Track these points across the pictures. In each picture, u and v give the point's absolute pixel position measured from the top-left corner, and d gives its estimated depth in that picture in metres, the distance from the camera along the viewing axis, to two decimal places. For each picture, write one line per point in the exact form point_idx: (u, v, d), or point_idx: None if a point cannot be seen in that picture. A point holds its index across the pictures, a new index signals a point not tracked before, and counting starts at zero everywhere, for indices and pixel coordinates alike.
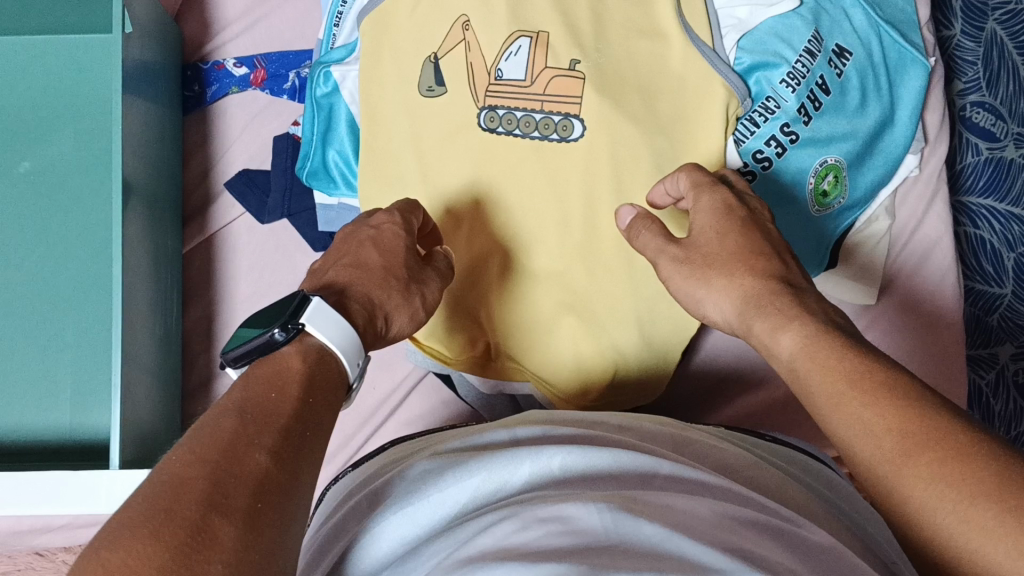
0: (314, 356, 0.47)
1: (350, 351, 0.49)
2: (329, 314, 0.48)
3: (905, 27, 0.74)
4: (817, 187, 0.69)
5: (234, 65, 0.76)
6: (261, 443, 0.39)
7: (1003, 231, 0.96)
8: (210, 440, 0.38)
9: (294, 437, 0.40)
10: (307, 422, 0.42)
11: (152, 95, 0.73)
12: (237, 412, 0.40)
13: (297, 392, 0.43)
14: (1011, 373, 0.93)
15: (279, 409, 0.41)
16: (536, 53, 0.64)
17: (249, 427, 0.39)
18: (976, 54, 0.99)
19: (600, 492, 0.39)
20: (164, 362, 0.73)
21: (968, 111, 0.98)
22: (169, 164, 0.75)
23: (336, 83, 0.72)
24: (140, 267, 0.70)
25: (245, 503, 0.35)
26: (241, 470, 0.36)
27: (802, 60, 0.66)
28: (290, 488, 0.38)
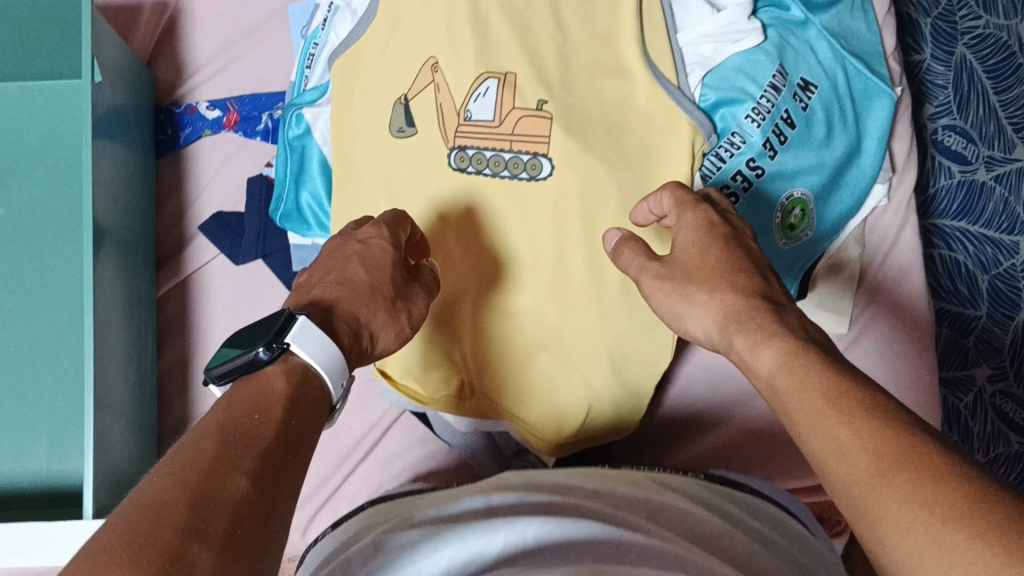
0: (297, 378, 0.46)
1: (335, 372, 0.49)
2: (314, 333, 0.48)
3: (870, 59, 0.75)
4: (783, 220, 0.69)
5: (206, 108, 0.77)
6: (241, 467, 0.38)
7: (977, 253, 0.97)
8: (189, 464, 0.37)
9: (272, 464, 0.40)
10: (288, 448, 0.42)
11: (123, 140, 0.73)
12: (218, 435, 0.39)
13: (279, 415, 0.43)
14: (988, 394, 0.94)
15: (257, 435, 0.41)
16: (504, 92, 0.65)
17: (229, 455, 0.39)
18: (946, 78, 0.99)
19: (566, 565, 0.39)
20: (139, 406, 0.73)
21: (939, 135, 0.99)
22: (142, 208, 0.76)
23: (308, 125, 0.72)
24: (113, 312, 0.71)
25: (223, 530, 0.34)
26: (221, 496, 0.36)
27: (767, 95, 0.67)
28: (268, 516, 0.37)
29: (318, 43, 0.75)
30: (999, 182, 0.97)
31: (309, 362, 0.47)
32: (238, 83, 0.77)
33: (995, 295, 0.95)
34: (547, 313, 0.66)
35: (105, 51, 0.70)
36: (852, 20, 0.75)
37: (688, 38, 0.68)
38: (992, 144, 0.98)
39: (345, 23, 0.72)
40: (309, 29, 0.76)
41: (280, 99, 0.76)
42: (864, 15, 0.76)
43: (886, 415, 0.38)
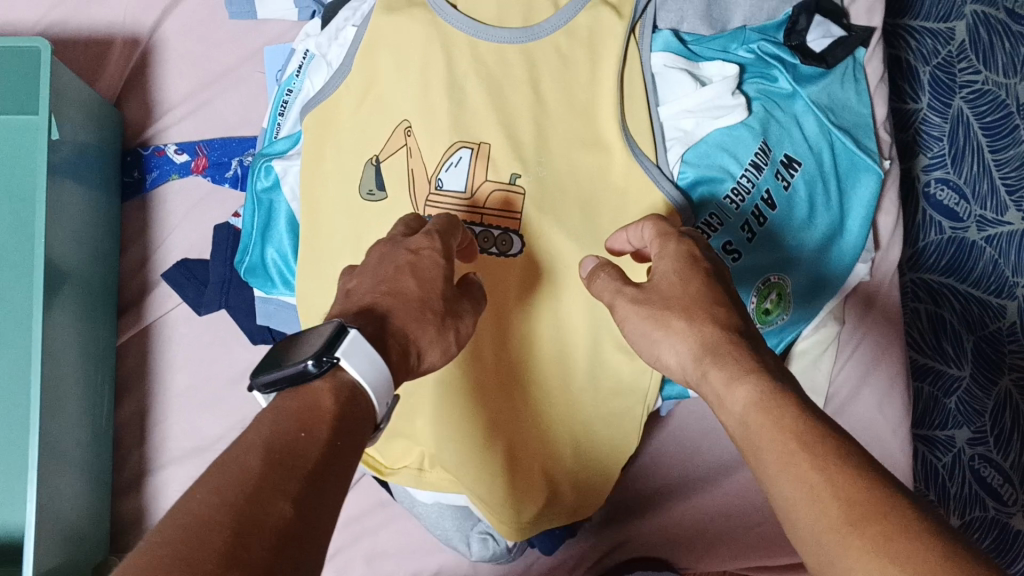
0: (346, 395, 0.44)
1: (382, 391, 0.46)
2: (366, 348, 0.45)
3: (859, 132, 0.73)
4: (759, 305, 0.67)
5: (174, 152, 0.75)
6: (285, 491, 0.37)
7: (963, 311, 0.91)
8: (235, 482, 0.36)
9: (321, 484, 0.38)
10: (334, 469, 0.40)
11: (85, 184, 0.72)
12: (263, 453, 0.38)
13: (328, 432, 0.41)
14: (966, 456, 0.89)
15: (306, 453, 0.39)
16: (478, 163, 0.63)
17: (276, 473, 0.37)
18: (942, 130, 0.94)
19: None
20: (94, 460, 0.72)
21: (931, 188, 0.94)
22: (105, 253, 0.74)
23: (277, 177, 0.70)
24: (66, 359, 0.69)
25: (264, 560, 0.33)
26: (263, 522, 0.35)
27: (747, 175, 0.66)
28: (313, 541, 0.36)
29: (291, 91, 0.72)
30: (989, 242, 0.92)
31: (356, 379, 0.44)
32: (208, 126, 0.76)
33: (980, 357, 0.90)
34: (513, 395, 0.64)
35: (65, 90, 0.68)
36: (841, 91, 0.73)
37: (671, 111, 0.65)
38: (985, 202, 0.94)
39: (320, 75, 0.69)
40: (284, 73, 0.73)
41: (252, 146, 0.74)
42: (855, 85, 0.74)
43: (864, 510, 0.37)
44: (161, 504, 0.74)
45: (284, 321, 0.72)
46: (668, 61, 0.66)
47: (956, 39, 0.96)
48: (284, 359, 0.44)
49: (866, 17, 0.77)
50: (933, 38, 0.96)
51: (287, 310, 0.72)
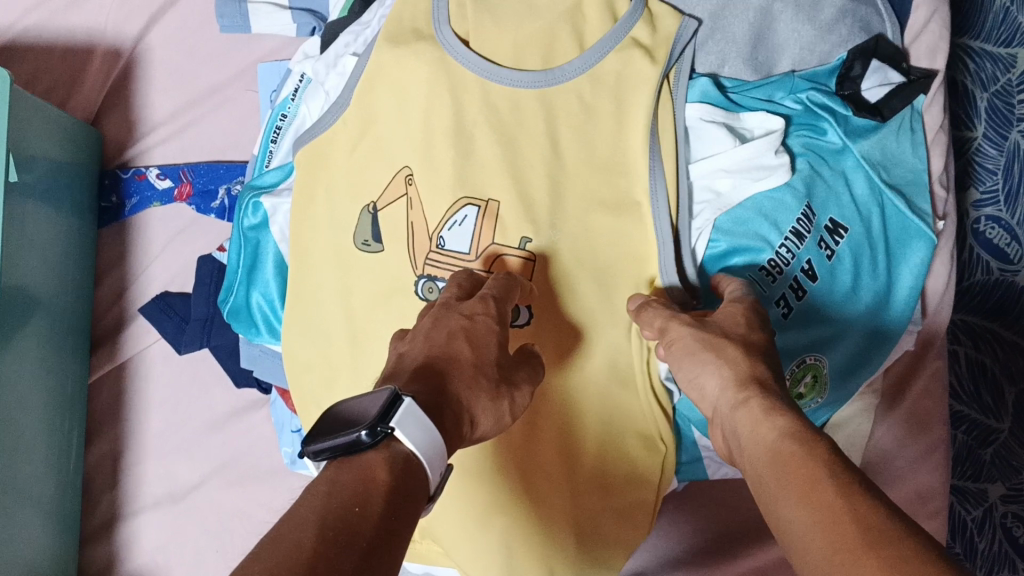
0: (401, 466, 0.37)
1: (437, 462, 0.39)
2: (419, 414, 0.38)
3: (912, 191, 0.66)
4: (790, 389, 0.61)
5: (155, 175, 0.69)
6: (342, 572, 0.31)
7: (1006, 359, 0.80)
8: (285, 564, 0.30)
9: (377, 567, 0.32)
10: (390, 548, 0.34)
11: (54, 206, 0.66)
12: (317, 526, 0.32)
13: (384, 506, 0.35)
14: (1001, 513, 0.79)
15: (363, 527, 0.33)
16: (483, 223, 0.56)
17: (332, 550, 0.31)
18: (998, 163, 0.84)
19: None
20: (58, 505, 0.66)
21: (981, 226, 0.84)
22: (77, 283, 0.68)
23: (266, 214, 0.64)
24: (22, 397, 0.62)
25: None
26: None
27: (787, 244, 0.58)
28: None
29: (286, 116, 0.66)
30: None
31: (411, 451, 0.38)
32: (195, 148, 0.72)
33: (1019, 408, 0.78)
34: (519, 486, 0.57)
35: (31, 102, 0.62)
36: (897, 144, 0.65)
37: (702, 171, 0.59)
38: None
39: (317, 102, 0.63)
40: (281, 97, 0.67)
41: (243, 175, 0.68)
42: (913, 136, 0.66)
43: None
44: (132, 557, 0.68)
45: (268, 371, 0.66)
46: (705, 114, 0.59)
47: (1017, 66, 0.82)
48: (335, 425, 0.37)
49: (927, 58, 0.69)
50: (994, 63, 0.83)
51: (273, 358, 0.66)
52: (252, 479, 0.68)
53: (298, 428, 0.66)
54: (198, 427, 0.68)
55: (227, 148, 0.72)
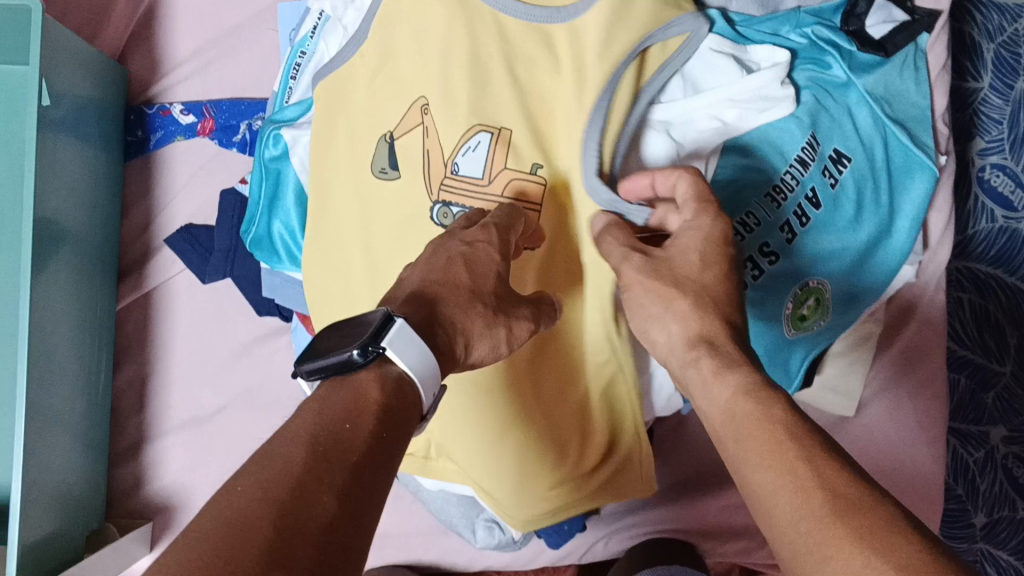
0: (394, 385, 0.40)
1: (430, 383, 0.42)
2: (415, 339, 0.41)
3: (914, 126, 0.68)
4: (793, 312, 0.62)
5: (181, 111, 0.72)
6: (331, 485, 0.34)
7: (1011, 304, 0.82)
8: (277, 475, 0.33)
9: (365, 481, 0.35)
10: (380, 463, 0.37)
11: (81, 139, 0.68)
12: (308, 440, 0.35)
13: (374, 422, 0.37)
14: (1002, 456, 0.82)
15: (352, 443, 0.36)
16: (495, 151, 0.57)
17: (320, 464, 0.34)
18: (1003, 113, 0.84)
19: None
20: (88, 426, 0.69)
21: (986, 174, 0.84)
22: (104, 213, 0.71)
23: (286, 146, 0.66)
24: (54, 328, 0.65)
25: (308, 560, 0.31)
26: (308, 520, 0.32)
27: (792, 170, 0.61)
28: (358, 542, 0.33)
29: (304, 54, 0.68)
30: None
31: (406, 372, 0.40)
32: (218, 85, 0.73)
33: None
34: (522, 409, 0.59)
35: (62, 40, 0.64)
36: (900, 81, 0.67)
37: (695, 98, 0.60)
38: None
39: (335, 39, 0.65)
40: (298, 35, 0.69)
41: (263, 109, 0.70)
42: (916, 74, 0.68)
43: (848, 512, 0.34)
44: (159, 476, 0.71)
45: (287, 298, 0.68)
46: (714, 42, 0.60)
47: None
48: (330, 346, 0.40)
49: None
50: (1001, 13, 0.85)
51: (294, 287, 0.67)
52: (273, 404, 0.71)
53: None
54: (221, 355, 0.71)
55: (248, 86, 0.73)
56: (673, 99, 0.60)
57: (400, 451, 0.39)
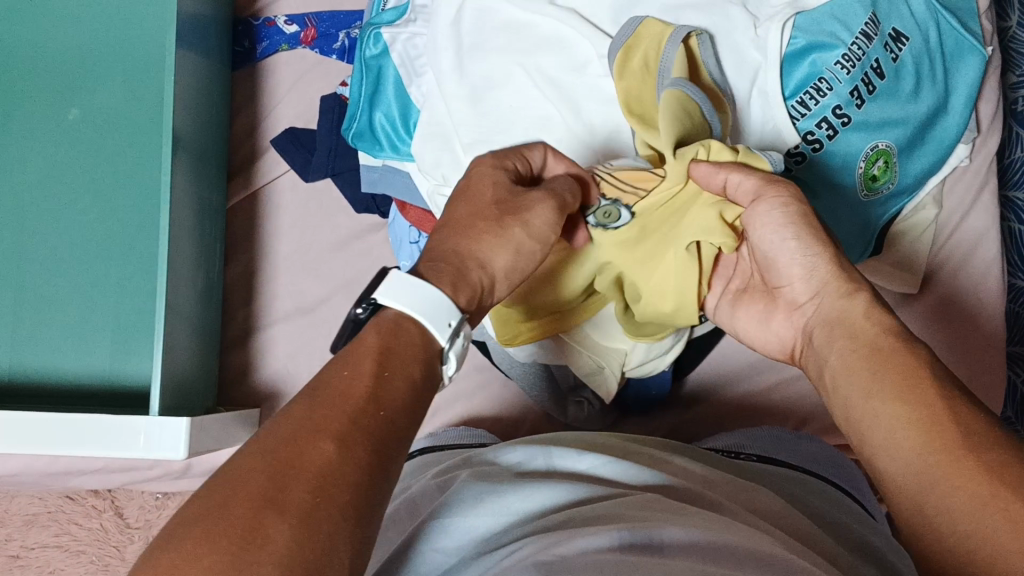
0: (390, 328, 0.42)
1: (443, 319, 0.43)
2: (410, 282, 0.43)
3: (962, 14, 0.73)
4: (865, 172, 0.68)
5: (285, 23, 0.82)
6: (329, 432, 0.35)
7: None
8: (280, 433, 0.35)
9: (371, 426, 0.37)
10: (387, 406, 0.38)
11: (202, 50, 0.76)
12: (309, 400, 0.37)
13: (371, 366, 0.39)
14: None
15: (354, 392, 0.38)
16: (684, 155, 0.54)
17: (320, 414, 0.36)
18: None
19: (619, 533, 0.40)
20: (205, 313, 0.75)
21: (1019, 105, 0.89)
22: (219, 121, 0.80)
23: (386, 44, 0.71)
24: (187, 222, 0.72)
25: (304, 498, 0.33)
26: (304, 464, 0.34)
27: (859, 42, 0.64)
28: (363, 482, 0.35)
29: None
30: None
31: (411, 316, 0.43)
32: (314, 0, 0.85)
33: None
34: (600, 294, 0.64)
35: None
36: None
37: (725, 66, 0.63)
38: None
39: None
40: None
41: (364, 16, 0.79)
42: None
43: (925, 386, 0.42)
44: (267, 363, 0.79)
45: (389, 184, 0.74)
46: None
47: None
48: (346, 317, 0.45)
49: None
50: None
51: (395, 173, 0.74)
52: None
53: (415, 240, 0.75)
54: (325, 247, 0.80)
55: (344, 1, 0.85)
56: None
57: (409, 399, 0.40)
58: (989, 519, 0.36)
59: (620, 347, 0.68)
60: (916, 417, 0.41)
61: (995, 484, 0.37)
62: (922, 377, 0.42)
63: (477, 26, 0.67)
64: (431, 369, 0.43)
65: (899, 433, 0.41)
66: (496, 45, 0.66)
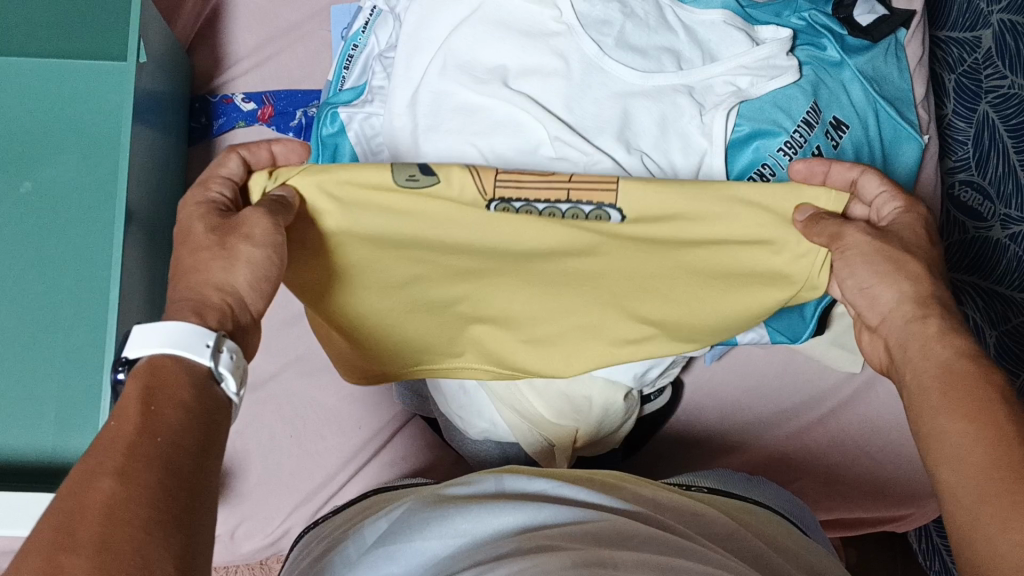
0: (152, 373, 0.42)
1: (193, 343, 0.44)
2: (151, 329, 0.44)
3: (900, 104, 0.76)
4: None
5: (242, 101, 0.86)
6: (105, 468, 0.36)
7: (987, 309, 0.88)
8: (66, 491, 0.35)
9: (146, 451, 0.38)
10: (162, 436, 0.39)
11: (160, 125, 0.77)
12: (87, 454, 0.37)
13: (137, 406, 0.40)
14: None
15: (121, 432, 0.38)
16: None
17: (95, 459, 0.37)
18: (968, 134, 0.95)
19: (569, 555, 0.42)
20: None
21: (956, 190, 0.94)
22: (173, 194, 0.80)
23: (343, 123, 0.74)
24: (137, 298, 0.72)
25: (95, 532, 0.33)
26: (87, 504, 0.34)
27: (800, 130, 0.67)
28: (152, 501, 0.35)
29: (357, 47, 0.79)
30: (1013, 240, 0.87)
31: (162, 352, 0.43)
32: (271, 77, 0.88)
33: (1006, 351, 0.85)
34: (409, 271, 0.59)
35: (152, 35, 0.73)
36: (885, 65, 0.76)
37: (636, 158, 0.64)
38: (1008, 202, 0.89)
39: (385, 28, 0.76)
40: (351, 31, 0.80)
41: (321, 96, 0.82)
42: (897, 62, 0.77)
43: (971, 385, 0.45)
44: None
45: None
46: (727, 19, 0.71)
47: (982, 45, 0.94)
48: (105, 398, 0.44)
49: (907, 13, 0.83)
50: (960, 46, 0.97)
51: None
52: None
53: None
54: None
55: (303, 78, 0.88)
56: (692, 67, 0.68)
57: (186, 421, 0.41)
58: (989, 507, 0.40)
59: (568, 426, 0.70)
60: (990, 439, 0.42)
61: (1011, 485, 0.40)
62: (962, 377, 0.46)
63: (433, 108, 0.68)
64: (204, 394, 0.43)
65: (965, 447, 0.43)
66: (450, 127, 0.66)
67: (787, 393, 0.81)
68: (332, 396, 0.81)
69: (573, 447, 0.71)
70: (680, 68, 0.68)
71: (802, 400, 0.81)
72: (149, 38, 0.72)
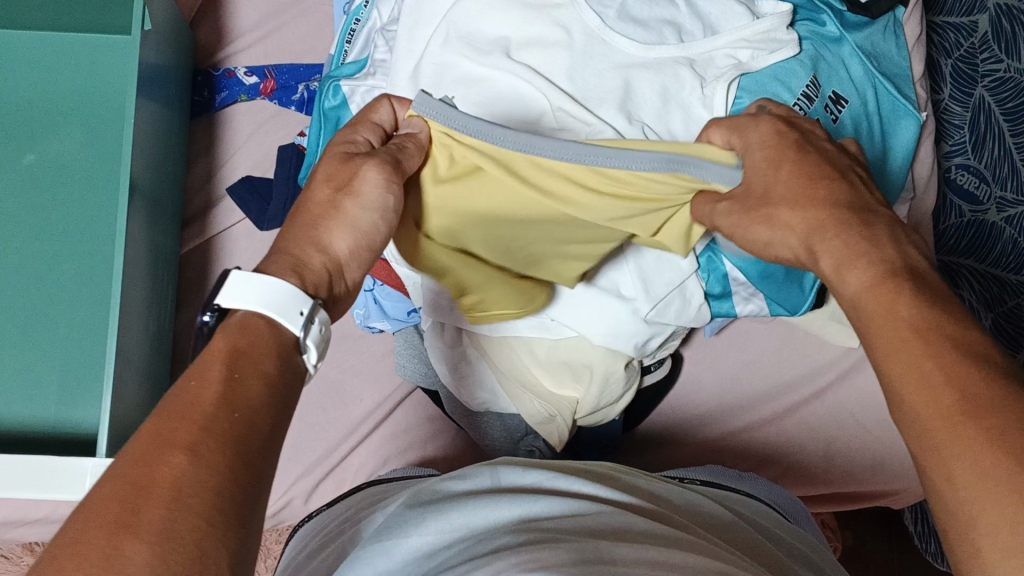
0: (239, 329, 0.41)
1: (289, 309, 0.43)
2: (250, 280, 0.43)
3: (899, 80, 0.77)
4: None
5: (244, 74, 0.87)
6: (177, 443, 0.35)
7: (982, 291, 0.88)
8: (135, 449, 0.34)
9: (223, 430, 0.36)
10: (239, 411, 0.37)
11: (162, 99, 0.77)
12: (155, 415, 0.36)
13: (219, 371, 0.39)
14: None
15: (201, 400, 0.37)
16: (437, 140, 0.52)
17: (169, 423, 0.36)
18: (964, 118, 0.94)
19: (565, 553, 0.41)
20: (151, 358, 0.76)
21: (952, 173, 0.93)
22: (173, 170, 0.81)
23: (345, 96, 0.74)
24: (139, 269, 0.72)
25: (159, 515, 0.32)
26: (155, 479, 0.33)
27: (799, 104, 0.68)
28: (246, 496, 0.35)
29: (358, 23, 0.79)
30: (1008, 223, 0.88)
31: (260, 313, 0.42)
32: (272, 51, 0.89)
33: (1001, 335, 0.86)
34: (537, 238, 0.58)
35: (156, 7, 0.74)
36: (884, 40, 0.77)
37: (637, 128, 0.65)
38: (1004, 184, 0.89)
39: (387, 2, 0.76)
40: (353, 6, 0.81)
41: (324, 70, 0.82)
42: (896, 39, 0.78)
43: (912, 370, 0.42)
44: None
45: None
46: None
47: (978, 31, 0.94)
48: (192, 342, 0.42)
49: None
50: (957, 32, 0.96)
51: None
52: None
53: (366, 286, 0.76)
54: None
55: (306, 53, 0.89)
56: (694, 39, 0.68)
57: (267, 395, 0.39)
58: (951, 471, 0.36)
59: (569, 393, 0.70)
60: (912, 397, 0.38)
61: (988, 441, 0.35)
62: None
63: (435, 78, 0.68)
64: (287, 366, 0.42)
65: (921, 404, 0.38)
66: (453, 96, 0.66)
67: (786, 368, 0.81)
68: (333, 369, 0.82)
69: (573, 418, 0.72)
70: (681, 41, 0.68)
71: (800, 379, 0.81)
72: (154, 8, 0.72)
